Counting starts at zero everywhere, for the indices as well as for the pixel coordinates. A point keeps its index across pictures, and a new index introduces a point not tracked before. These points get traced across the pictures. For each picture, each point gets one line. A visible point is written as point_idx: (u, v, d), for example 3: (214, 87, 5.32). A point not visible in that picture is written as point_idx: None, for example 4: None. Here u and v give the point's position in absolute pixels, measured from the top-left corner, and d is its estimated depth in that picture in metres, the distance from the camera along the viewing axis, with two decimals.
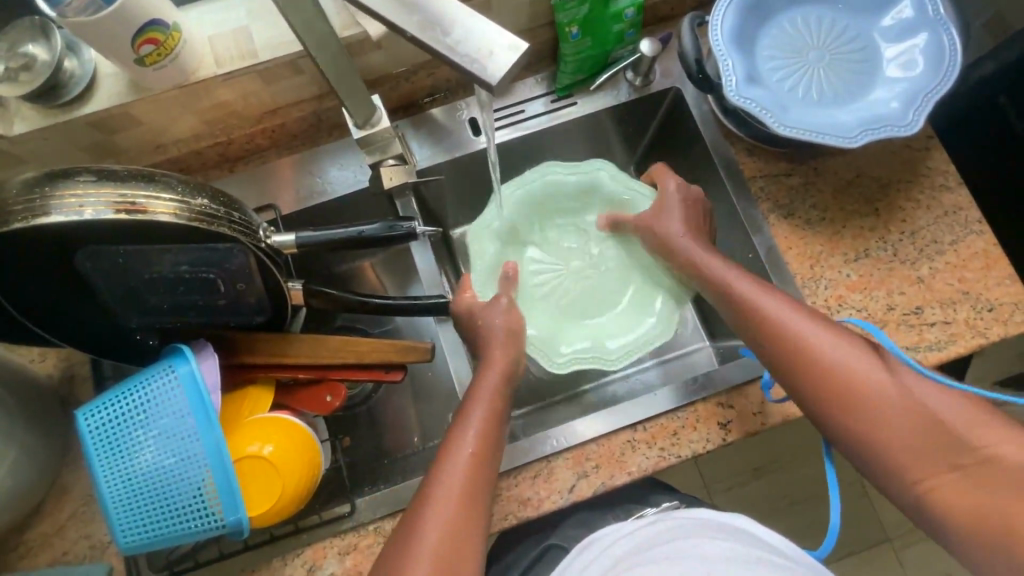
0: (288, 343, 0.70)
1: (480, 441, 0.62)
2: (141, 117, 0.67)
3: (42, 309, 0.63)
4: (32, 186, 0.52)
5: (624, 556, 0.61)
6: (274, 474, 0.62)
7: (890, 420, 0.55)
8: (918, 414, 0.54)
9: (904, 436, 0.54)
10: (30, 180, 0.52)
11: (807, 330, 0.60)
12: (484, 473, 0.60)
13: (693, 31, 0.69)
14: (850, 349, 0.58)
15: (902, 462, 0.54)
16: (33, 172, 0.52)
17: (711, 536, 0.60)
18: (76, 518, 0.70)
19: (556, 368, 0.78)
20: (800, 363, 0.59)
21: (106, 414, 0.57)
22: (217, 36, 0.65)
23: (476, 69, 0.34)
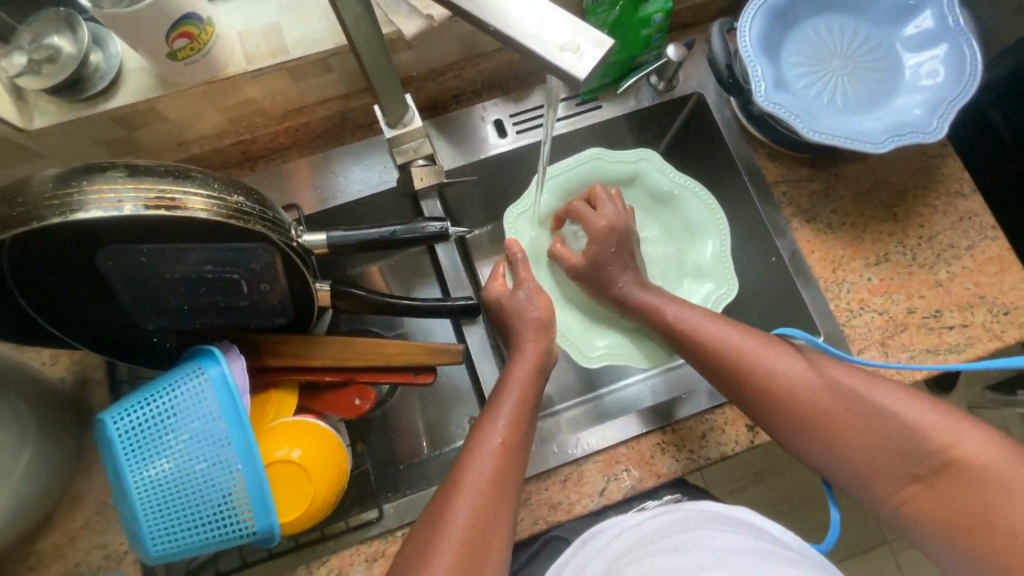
0: (315, 345, 0.68)
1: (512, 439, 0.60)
2: (166, 113, 0.66)
3: (61, 309, 0.60)
4: (65, 180, 0.50)
5: (632, 546, 0.60)
6: (306, 479, 0.61)
7: (805, 402, 0.59)
8: (826, 394, 0.59)
9: (820, 414, 0.59)
10: (61, 174, 0.50)
11: (717, 333, 0.66)
12: (513, 472, 0.59)
13: (723, 37, 0.71)
14: (755, 345, 0.63)
15: (823, 440, 0.59)
16: (63, 167, 0.51)
17: (718, 528, 0.59)
18: (90, 526, 0.67)
19: (586, 363, 0.79)
20: (714, 364, 0.65)
21: (135, 417, 0.55)
22: (247, 32, 0.64)
23: (562, 62, 0.34)
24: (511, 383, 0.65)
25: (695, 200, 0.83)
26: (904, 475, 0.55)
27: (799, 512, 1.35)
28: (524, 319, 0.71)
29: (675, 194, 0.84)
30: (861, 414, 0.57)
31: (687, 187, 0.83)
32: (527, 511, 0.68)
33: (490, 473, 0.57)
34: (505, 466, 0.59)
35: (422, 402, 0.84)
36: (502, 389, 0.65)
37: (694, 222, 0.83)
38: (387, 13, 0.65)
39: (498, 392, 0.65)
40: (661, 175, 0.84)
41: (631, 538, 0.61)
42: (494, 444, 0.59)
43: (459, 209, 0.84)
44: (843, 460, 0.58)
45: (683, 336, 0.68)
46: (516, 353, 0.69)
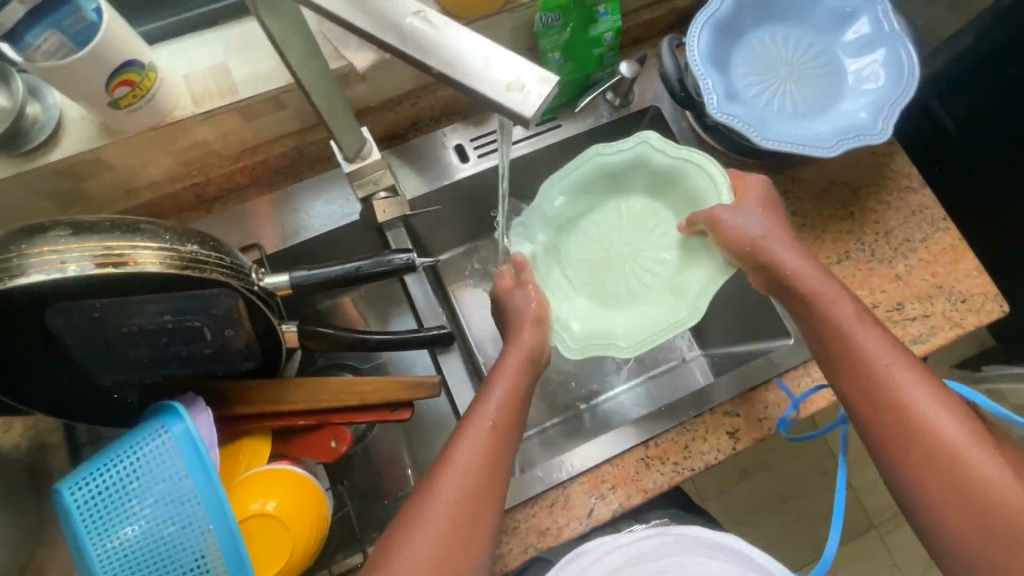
0: (289, 389, 0.66)
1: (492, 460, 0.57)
2: (113, 162, 0.63)
3: (9, 375, 0.57)
4: (5, 244, 0.48)
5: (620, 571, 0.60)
6: (284, 531, 0.58)
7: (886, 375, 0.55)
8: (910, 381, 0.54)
9: (892, 388, 0.54)
10: (1, 238, 0.48)
11: (827, 288, 0.61)
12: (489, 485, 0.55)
13: (672, 53, 0.74)
14: (859, 316, 0.59)
15: (879, 415, 0.55)
16: (2, 231, 0.48)
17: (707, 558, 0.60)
18: None
19: (568, 355, 0.68)
20: (810, 314, 0.61)
21: (96, 485, 0.52)
22: (193, 74, 0.63)
23: (511, 103, 0.34)
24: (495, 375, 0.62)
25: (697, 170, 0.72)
26: (935, 478, 0.51)
27: (790, 506, 1.37)
28: (519, 315, 0.67)
29: (677, 172, 0.74)
30: (926, 411, 0.53)
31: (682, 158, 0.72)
32: (516, 540, 0.67)
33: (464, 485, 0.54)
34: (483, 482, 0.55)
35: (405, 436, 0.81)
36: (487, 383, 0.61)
37: (693, 193, 0.74)
38: (337, 47, 0.64)
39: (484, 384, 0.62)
40: (666, 154, 0.73)
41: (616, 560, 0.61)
42: (473, 439, 0.57)
43: (430, 235, 0.84)
44: (883, 438, 0.54)
45: (793, 287, 0.63)
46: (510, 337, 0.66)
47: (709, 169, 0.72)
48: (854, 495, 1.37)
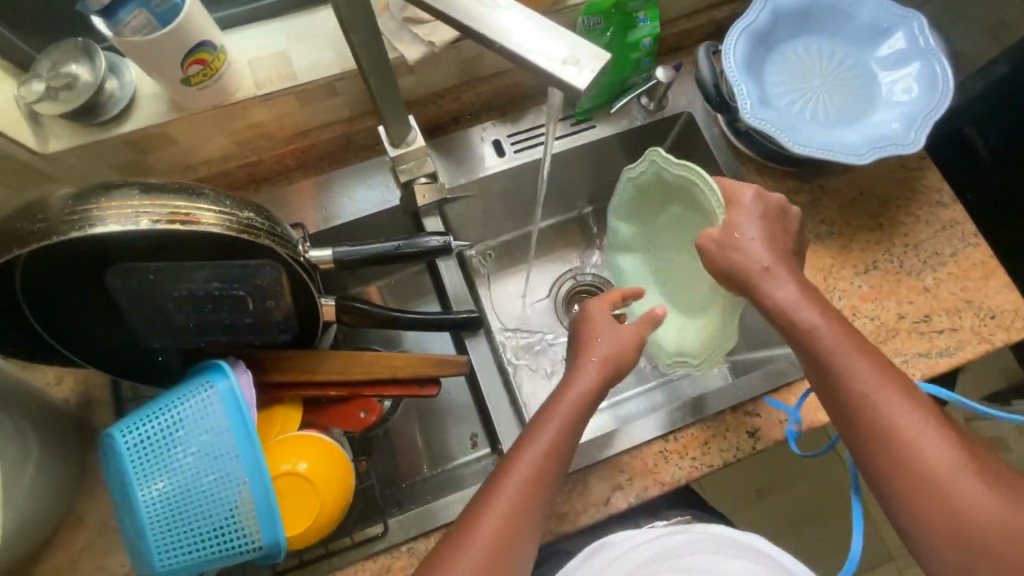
0: (323, 360, 0.69)
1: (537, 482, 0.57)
2: (177, 137, 0.68)
3: (69, 328, 0.61)
4: (78, 200, 0.51)
5: (648, 561, 0.60)
6: (312, 491, 0.61)
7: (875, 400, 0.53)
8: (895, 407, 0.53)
9: (879, 419, 0.53)
10: (75, 194, 0.52)
11: (813, 318, 0.57)
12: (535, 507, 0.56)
13: (709, 60, 0.76)
14: (845, 337, 0.56)
15: (878, 454, 0.53)
16: (75, 188, 0.52)
17: (730, 554, 0.60)
18: (89, 549, 0.65)
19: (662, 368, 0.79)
20: (798, 340, 0.57)
21: (144, 431, 0.56)
22: (257, 59, 0.68)
23: (564, 75, 0.37)
24: (548, 418, 0.61)
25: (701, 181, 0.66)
26: (929, 508, 0.51)
27: (805, 530, 1.34)
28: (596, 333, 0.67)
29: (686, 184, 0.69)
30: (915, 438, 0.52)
31: (683, 168, 0.68)
32: None
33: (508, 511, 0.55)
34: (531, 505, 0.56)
35: (423, 422, 0.84)
36: (539, 420, 0.61)
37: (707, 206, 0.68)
38: (391, 40, 0.68)
39: (537, 422, 0.61)
40: (670, 171, 0.70)
41: (640, 557, 0.61)
42: (519, 477, 0.57)
43: (463, 226, 0.87)
44: (873, 463, 0.54)
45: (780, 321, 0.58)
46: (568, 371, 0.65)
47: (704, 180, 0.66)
48: (873, 523, 1.33)
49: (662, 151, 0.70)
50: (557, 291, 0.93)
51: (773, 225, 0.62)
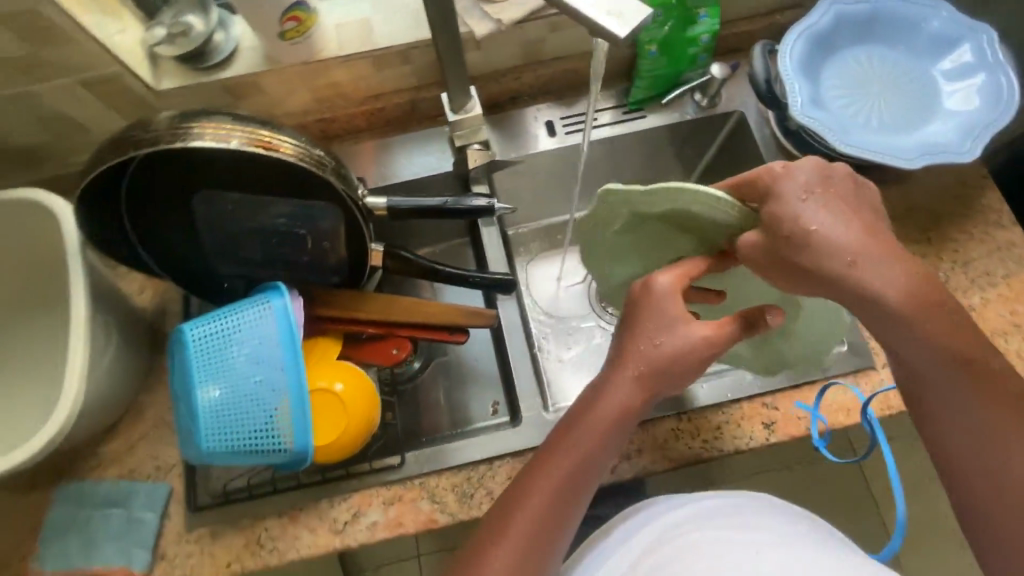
0: (369, 300, 0.75)
1: (570, 478, 0.56)
2: (266, 87, 0.76)
3: (158, 242, 0.70)
4: (177, 120, 0.59)
5: (681, 522, 0.63)
6: (342, 410, 0.67)
7: (980, 398, 0.51)
8: (1001, 407, 0.50)
9: (970, 426, 0.51)
10: (174, 116, 0.59)
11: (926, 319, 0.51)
12: (567, 502, 0.56)
13: (764, 57, 0.77)
14: (956, 342, 0.51)
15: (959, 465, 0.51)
16: (176, 111, 0.60)
17: (770, 512, 0.64)
18: (146, 439, 0.73)
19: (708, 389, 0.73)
20: (896, 333, 0.51)
21: (208, 332, 0.63)
22: (343, 24, 0.75)
23: (607, 24, 0.42)
24: (574, 441, 0.56)
25: (701, 199, 0.54)
26: (1006, 513, 0.49)
27: None
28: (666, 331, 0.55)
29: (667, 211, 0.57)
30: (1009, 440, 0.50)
31: (668, 190, 0.54)
32: None
33: (537, 508, 0.55)
34: (561, 500, 0.55)
35: (448, 382, 0.88)
36: (567, 433, 0.57)
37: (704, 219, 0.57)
38: (463, 16, 0.75)
39: (567, 437, 0.57)
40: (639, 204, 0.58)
41: (676, 518, 0.64)
42: (549, 478, 0.56)
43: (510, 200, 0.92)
44: (956, 460, 0.52)
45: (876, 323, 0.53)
46: (606, 377, 0.57)
47: (705, 197, 0.53)
48: None
49: (618, 189, 0.58)
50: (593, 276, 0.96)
51: (832, 201, 0.52)
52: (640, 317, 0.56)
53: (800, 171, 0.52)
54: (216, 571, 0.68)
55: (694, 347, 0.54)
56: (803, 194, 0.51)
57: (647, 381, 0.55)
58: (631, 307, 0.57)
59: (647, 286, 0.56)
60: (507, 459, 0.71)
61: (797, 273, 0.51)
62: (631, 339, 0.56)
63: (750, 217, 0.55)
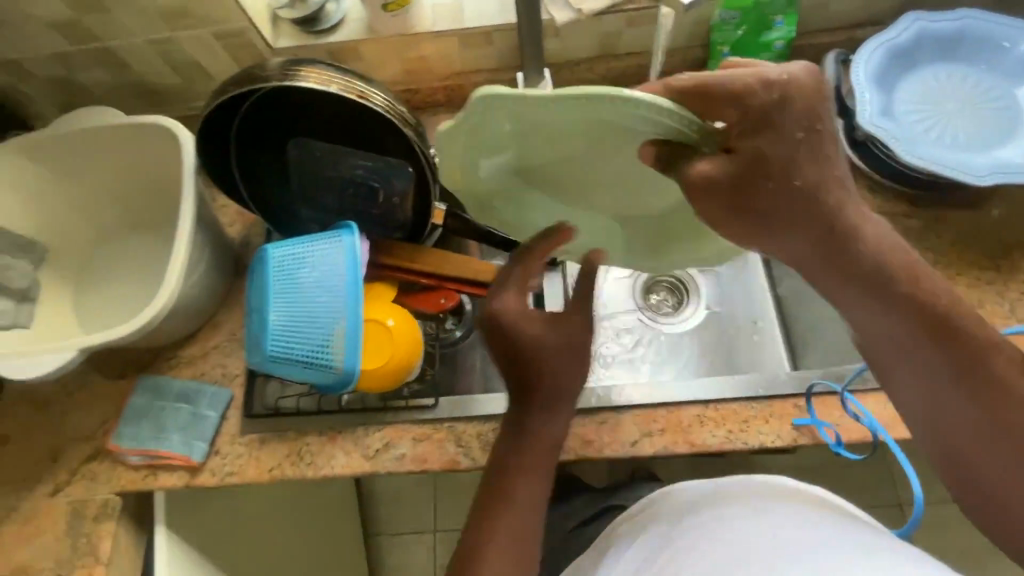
0: (420, 253, 0.81)
1: (522, 505, 0.61)
2: (363, 55, 0.85)
3: (251, 178, 0.79)
4: (287, 64, 0.67)
5: (670, 533, 0.62)
6: (390, 342, 0.73)
7: (918, 349, 0.50)
8: (898, 344, 0.50)
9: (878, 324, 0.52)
10: (284, 63, 0.68)
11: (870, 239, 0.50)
12: (530, 527, 0.60)
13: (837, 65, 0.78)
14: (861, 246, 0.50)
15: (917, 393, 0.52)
16: (285, 59, 0.68)
17: (774, 504, 0.60)
18: (218, 349, 0.82)
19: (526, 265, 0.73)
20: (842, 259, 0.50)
21: (285, 255, 0.70)
22: (438, 4, 0.83)
23: None
24: (515, 461, 0.63)
25: (616, 104, 0.47)
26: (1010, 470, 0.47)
27: None
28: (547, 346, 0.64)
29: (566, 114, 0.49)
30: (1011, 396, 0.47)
31: (579, 101, 0.47)
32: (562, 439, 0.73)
33: (506, 539, 0.59)
34: (524, 525, 0.60)
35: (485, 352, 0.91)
36: (512, 443, 0.64)
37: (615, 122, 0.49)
38: (548, 6, 0.81)
39: (521, 446, 0.63)
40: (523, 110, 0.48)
41: (665, 525, 0.63)
42: (508, 513, 0.60)
43: None
44: (955, 427, 0.50)
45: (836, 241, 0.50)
46: (529, 412, 0.64)
47: (623, 103, 0.46)
48: None
49: (492, 96, 0.47)
50: (640, 272, 1.00)
51: (818, 138, 0.49)
52: (521, 341, 0.63)
53: (807, 87, 0.47)
54: (259, 473, 0.75)
55: (579, 331, 0.66)
56: (800, 129, 0.48)
57: (560, 399, 0.65)
58: (469, 325, 0.65)
59: (491, 318, 0.63)
60: None
61: (755, 204, 0.49)
62: (530, 367, 0.64)
63: (709, 137, 0.49)
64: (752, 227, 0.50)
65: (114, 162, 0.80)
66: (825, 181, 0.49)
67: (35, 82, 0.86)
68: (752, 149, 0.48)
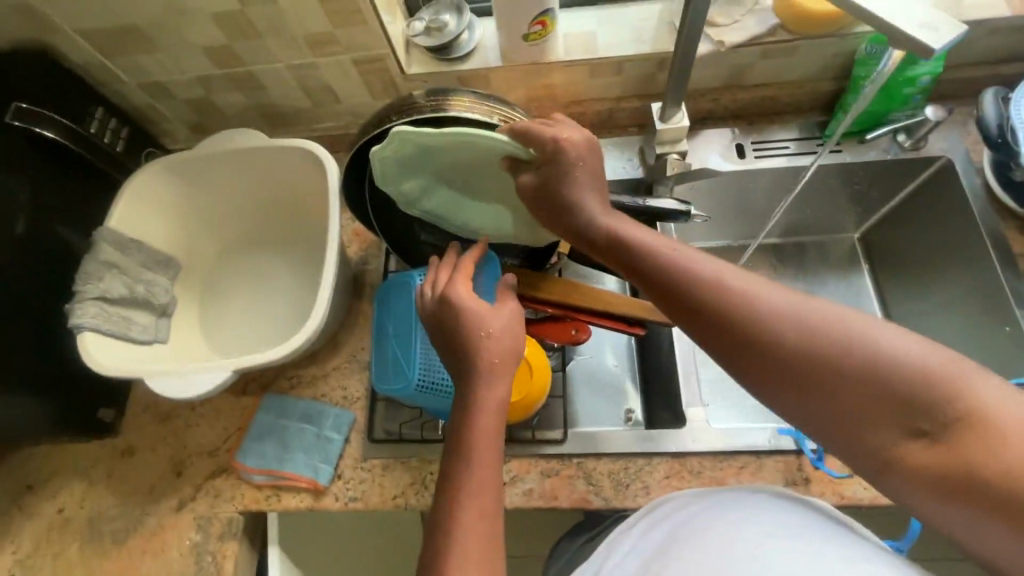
0: (546, 282, 0.75)
1: (484, 458, 0.54)
2: (492, 82, 0.86)
3: (374, 206, 0.78)
4: (433, 94, 0.65)
5: (664, 544, 0.54)
6: (528, 375, 0.73)
7: (770, 368, 0.46)
8: (767, 364, 0.46)
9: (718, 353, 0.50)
10: (428, 92, 0.66)
11: (622, 230, 0.56)
12: (490, 481, 0.53)
13: (996, 103, 0.75)
14: (602, 240, 0.57)
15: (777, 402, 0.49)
16: (426, 89, 0.66)
17: (775, 513, 0.52)
18: (339, 370, 0.82)
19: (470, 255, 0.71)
20: (640, 268, 0.54)
21: None
22: (570, 34, 0.83)
23: (923, 37, 0.46)
24: (474, 452, 0.54)
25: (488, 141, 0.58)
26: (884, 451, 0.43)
27: None
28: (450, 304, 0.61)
29: (424, 143, 0.60)
30: (878, 373, 0.42)
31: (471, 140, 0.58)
32: (700, 482, 0.71)
33: (469, 498, 0.52)
34: (484, 478, 0.53)
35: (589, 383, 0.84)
36: (466, 445, 0.55)
37: (428, 147, 0.61)
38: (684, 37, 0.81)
39: (466, 439, 0.55)
40: (429, 140, 0.59)
41: (659, 536, 0.56)
42: (466, 467, 0.53)
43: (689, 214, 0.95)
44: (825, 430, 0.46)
45: (604, 243, 0.57)
46: (467, 386, 0.58)
47: (487, 139, 0.58)
48: None
49: (393, 135, 0.58)
50: None
51: (579, 176, 0.59)
52: (463, 331, 0.59)
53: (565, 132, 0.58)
54: (383, 500, 0.74)
55: (518, 323, 0.61)
56: (569, 154, 0.58)
57: (506, 366, 0.58)
58: (440, 318, 0.62)
59: (443, 295, 0.62)
60: (666, 458, 0.73)
61: (553, 203, 0.59)
62: (470, 341, 0.59)
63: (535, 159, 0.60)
64: (552, 219, 0.61)
65: (251, 180, 0.82)
66: (576, 180, 0.58)
67: (171, 102, 0.88)
68: (546, 169, 0.59)
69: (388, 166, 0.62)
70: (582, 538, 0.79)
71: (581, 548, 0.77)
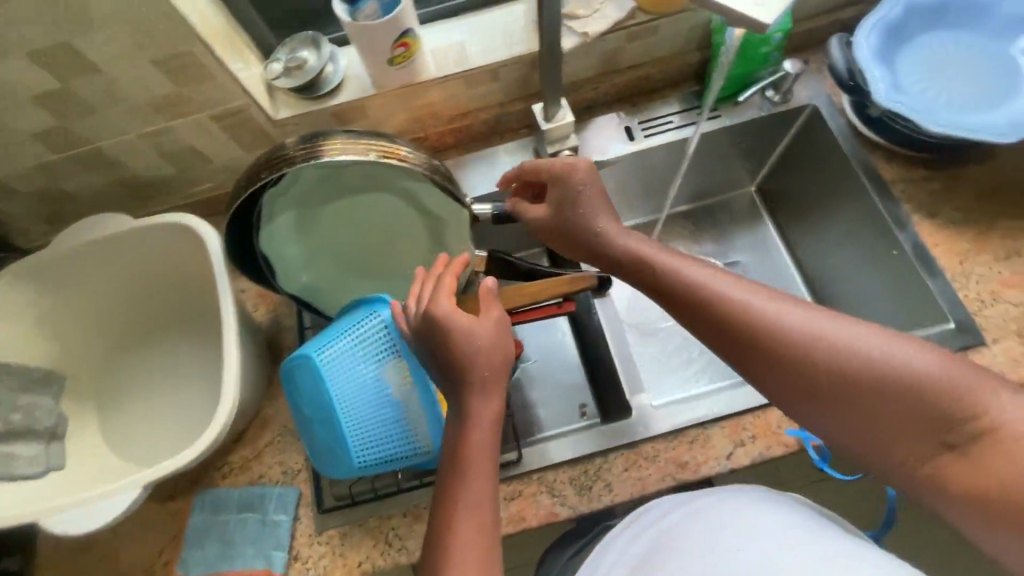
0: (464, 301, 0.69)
1: (478, 468, 0.53)
2: (370, 111, 0.82)
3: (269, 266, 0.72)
4: (304, 141, 0.61)
5: (647, 559, 0.54)
6: None
7: (787, 376, 0.50)
8: (783, 376, 0.50)
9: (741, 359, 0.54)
10: (299, 138, 0.61)
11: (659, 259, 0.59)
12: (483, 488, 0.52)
13: (841, 48, 0.80)
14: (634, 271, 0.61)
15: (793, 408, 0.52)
16: (296, 136, 0.62)
17: (753, 515, 0.52)
18: (272, 445, 0.77)
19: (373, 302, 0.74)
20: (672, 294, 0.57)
21: (334, 347, 0.65)
22: (437, 49, 0.81)
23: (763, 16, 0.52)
24: (466, 465, 0.53)
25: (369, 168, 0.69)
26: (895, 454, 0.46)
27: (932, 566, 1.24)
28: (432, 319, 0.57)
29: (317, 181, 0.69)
30: (891, 383, 0.46)
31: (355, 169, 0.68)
32: (657, 466, 0.72)
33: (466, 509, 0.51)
34: (478, 487, 0.52)
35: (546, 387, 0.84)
36: (459, 456, 0.53)
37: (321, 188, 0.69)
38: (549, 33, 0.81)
39: (457, 449, 0.54)
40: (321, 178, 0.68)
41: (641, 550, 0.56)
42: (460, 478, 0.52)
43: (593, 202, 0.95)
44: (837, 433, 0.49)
45: (635, 269, 0.61)
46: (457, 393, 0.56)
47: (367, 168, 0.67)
48: None
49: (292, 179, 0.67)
50: None
51: (589, 201, 0.65)
52: (451, 344, 0.56)
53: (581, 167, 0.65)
54: (349, 571, 0.70)
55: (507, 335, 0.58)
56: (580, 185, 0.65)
57: (497, 377, 0.56)
58: (428, 336, 0.58)
59: (426, 311, 0.57)
60: (621, 451, 0.73)
61: (572, 234, 0.66)
62: (459, 356, 0.56)
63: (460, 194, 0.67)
64: (575, 248, 0.67)
65: (126, 269, 0.74)
66: (595, 212, 0.65)
67: (14, 199, 0.78)
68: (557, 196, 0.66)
69: (287, 215, 0.69)
70: (573, 548, 0.73)
71: (573, 560, 0.71)
